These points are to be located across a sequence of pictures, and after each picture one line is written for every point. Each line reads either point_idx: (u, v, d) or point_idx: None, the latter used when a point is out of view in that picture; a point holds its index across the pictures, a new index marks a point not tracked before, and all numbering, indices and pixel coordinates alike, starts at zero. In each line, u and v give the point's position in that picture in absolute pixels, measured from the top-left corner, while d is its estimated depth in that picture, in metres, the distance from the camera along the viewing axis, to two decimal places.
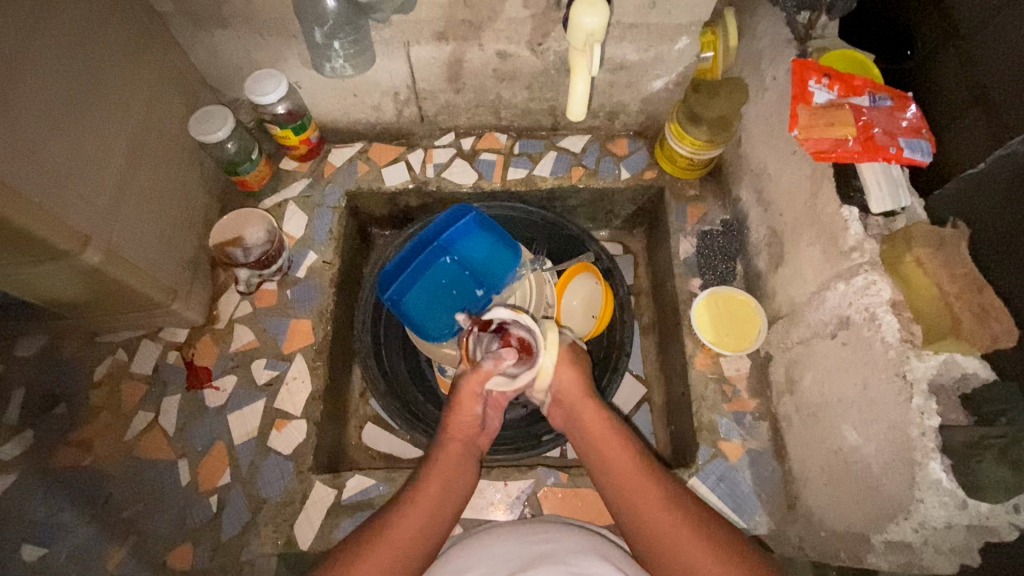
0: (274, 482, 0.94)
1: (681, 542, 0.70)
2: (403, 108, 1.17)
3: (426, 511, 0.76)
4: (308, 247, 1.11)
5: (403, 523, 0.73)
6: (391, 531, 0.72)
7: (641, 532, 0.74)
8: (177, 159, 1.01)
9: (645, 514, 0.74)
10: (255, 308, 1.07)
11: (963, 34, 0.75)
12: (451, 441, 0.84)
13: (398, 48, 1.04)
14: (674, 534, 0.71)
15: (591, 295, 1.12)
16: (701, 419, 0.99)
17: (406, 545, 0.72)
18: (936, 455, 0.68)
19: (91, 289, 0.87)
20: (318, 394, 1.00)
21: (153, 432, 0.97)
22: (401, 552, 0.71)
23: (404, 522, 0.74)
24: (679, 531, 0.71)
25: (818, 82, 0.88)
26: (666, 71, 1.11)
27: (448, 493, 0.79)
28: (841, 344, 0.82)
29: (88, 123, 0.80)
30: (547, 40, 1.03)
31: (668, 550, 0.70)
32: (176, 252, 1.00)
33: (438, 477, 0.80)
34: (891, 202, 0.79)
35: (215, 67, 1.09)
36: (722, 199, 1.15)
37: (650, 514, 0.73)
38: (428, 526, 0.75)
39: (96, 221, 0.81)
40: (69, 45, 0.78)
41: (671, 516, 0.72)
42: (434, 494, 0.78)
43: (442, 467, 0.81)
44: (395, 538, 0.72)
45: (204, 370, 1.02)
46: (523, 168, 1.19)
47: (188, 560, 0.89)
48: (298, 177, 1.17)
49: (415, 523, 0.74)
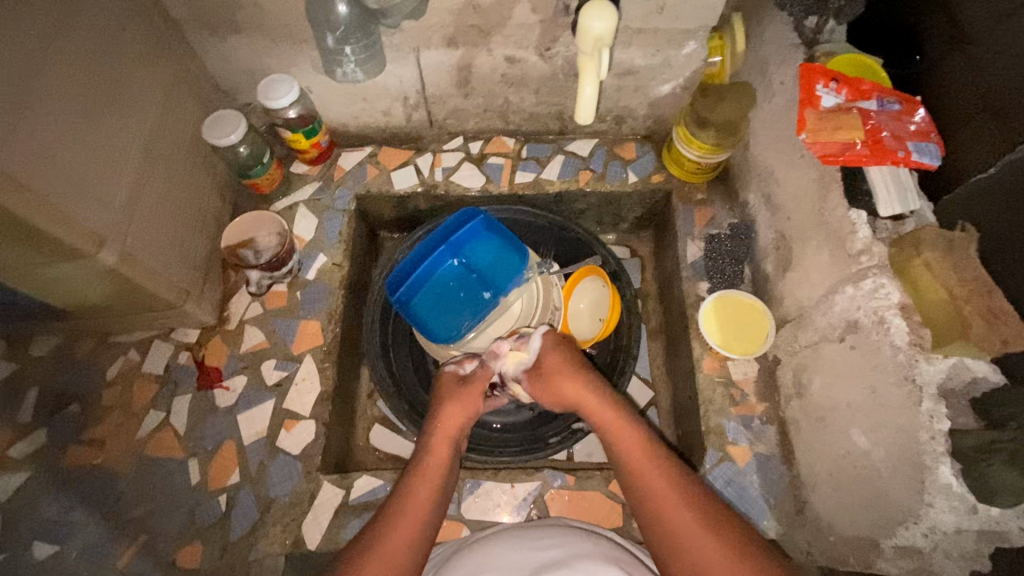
0: (283, 483, 0.94)
1: (683, 538, 0.69)
2: (412, 112, 1.18)
3: (418, 520, 0.75)
4: (318, 249, 1.12)
5: (396, 535, 0.73)
6: (384, 546, 0.72)
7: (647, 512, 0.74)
8: (190, 163, 1.03)
9: (647, 497, 0.74)
10: (266, 309, 1.08)
11: (973, 40, 0.76)
12: (438, 445, 0.85)
13: (408, 53, 1.05)
14: (671, 523, 0.71)
15: (598, 297, 1.12)
16: (709, 423, 0.98)
17: (397, 555, 0.72)
18: (946, 459, 0.70)
19: (107, 290, 0.88)
20: (327, 395, 1.01)
21: (165, 431, 0.98)
22: (397, 562, 0.71)
23: (397, 534, 0.73)
24: (680, 525, 0.70)
25: (826, 86, 0.88)
26: (674, 76, 1.11)
27: (439, 499, 0.79)
28: (849, 347, 0.82)
29: (104, 129, 0.82)
30: (555, 46, 1.04)
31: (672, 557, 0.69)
32: (188, 253, 1.01)
33: (428, 484, 0.80)
34: (900, 206, 0.79)
35: (228, 72, 1.10)
36: (730, 203, 1.14)
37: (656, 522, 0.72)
38: (423, 535, 0.75)
39: (111, 223, 0.82)
40: (87, 52, 0.80)
41: (666, 501, 0.72)
42: (424, 503, 0.78)
43: (430, 472, 0.81)
44: (390, 551, 0.72)
45: (214, 370, 1.03)
46: (531, 172, 1.20)
47: (198, 558, 0.89)
48: (309, 180, 1.19)
49: (408, 533, 0.74)
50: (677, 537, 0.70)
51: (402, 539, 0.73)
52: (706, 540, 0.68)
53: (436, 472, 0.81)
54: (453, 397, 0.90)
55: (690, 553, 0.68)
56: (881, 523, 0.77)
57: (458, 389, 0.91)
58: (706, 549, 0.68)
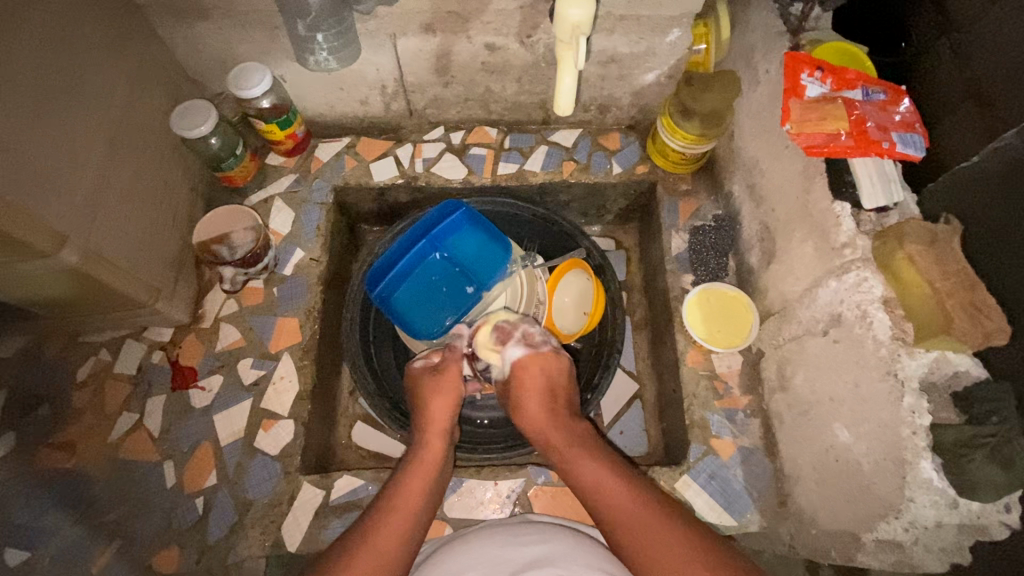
0: (262, 483, 0.93)
1: (644, 527, 0.72)
2: (391, 102, 1.15)
3: (408, 513, 0.75)
4: (295, 244, 1.10)
5: (385, 527, 0.73)
6: (374, 537, 0.72)
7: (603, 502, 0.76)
8: (159, 156, 0.99)
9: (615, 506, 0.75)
10: (241, 306, 1.05)
11: (959, 26, 0.75)
12: (430, 442, 0.86)
13: (385, 40, 1.02)
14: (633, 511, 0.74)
15: (582, 290, 1.11)
16: (692, 417, 0.98)
17: (388, 550, 0.71)
18: (926, 455, 0.69)
19: (72, 289, 0.85)
20: (306, 394, 0.99)
21: (139, 433, 0.96)
22: (384, 557, 0.70)
23: (387, 528, 0.73)
24: (644, 514, 0.73)
25: (811, 75, 0.86)
26: (658, 64, 1.09)
27: (430, 493, 0.80)
28: (832, 341, 0.81)
29: (63, 122, 0.78)
30: (536, 33, 1.02)
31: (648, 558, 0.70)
32: (159, 250, 0.98)
33: (418, 477, 0.80)
34: (885, 198, 0.78)
35: (198, 61, 1.06)
36: (714, 193, 1.13)
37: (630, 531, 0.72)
38: (413, 532, 0.75)
39: (74, 221, 0.79)
40: (43, 40, 0.76)
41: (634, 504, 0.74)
42: (413, 497, 0.78)
43: (420, 468, 0.82)
44: (379, 545, 0.71)
45: (189, 370, 1.00)
46: (514, 163, 1.17)
47: (175, 562, 0.88)
48: (285, 172, 1.16)
49: (399, 525, 0.74)
50: (637, 526, 0.72)
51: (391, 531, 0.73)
52: (678, 533, 0.71)
53: (425, 469, 0.82)
54: (438, 391, 0.91)
55: (655, 539, 0.70)
56: (863, 517, 0.77)
57: (440, 382, 0.92)
58: (675, 539, 0.70)
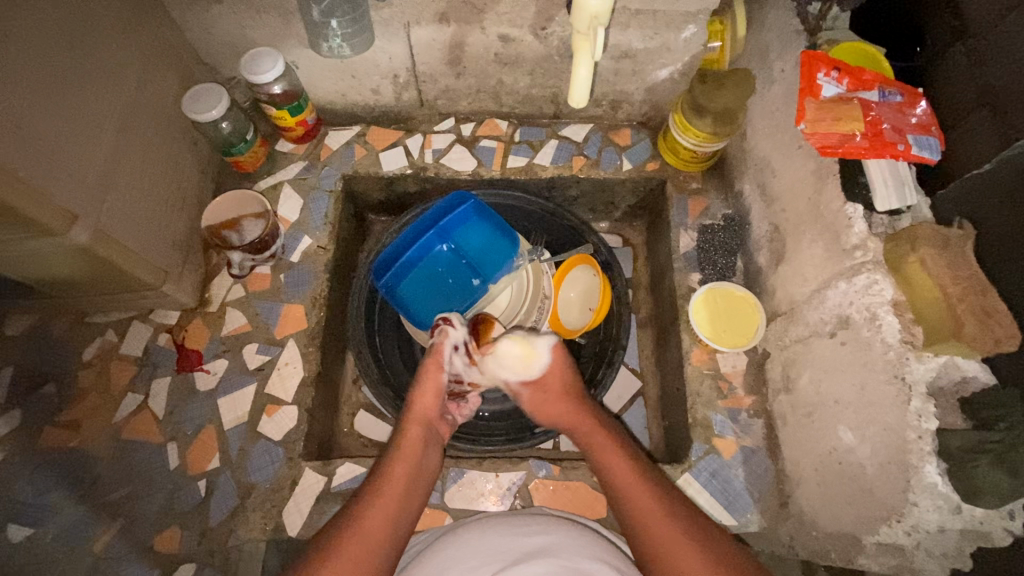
0: (264, 468, 0.93)
1: (662, 529, 0.72)
2: (402, 91, 1.15)
3: (392, 500, 0.76)
4: (303, 231, 1.10)
5: (374, 512, 0.74)
6: (365, 522, 0.72)
7: (627, 504, 0.77)
8: (169, 139, 0.99)
9: (641, 515, 0.75)
10: (248, 291, 1.05)
11: (976, 33, 0.73)
12: (410, 430, 0.86)
13: (398, 29, 1.01)
14: (639, 497, 0.76)
15: (589, 286, 1.13)
16: (695, 415, 0.97)
17: (376, 534, 0.71)
18: (931, 459, 0.69)
19: (82, 269, 0.86)
20: (310, 380, 0.99)
21: (144, 414, 0.96)
22: (373, 546, 0.70)
23: (374, 511, 0.73)
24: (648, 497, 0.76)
25: (828, 75, 0.85)
26: (672, 61, 1.08)
27: (414, 479, 0.81)
28: (839, 343, 0.81)
29: (77, 102, 0.78)
30: (551, 25, 1.01)
31: (670, 562, 0.69)
32: (167, 232, 0.98)
33: (402, 462, 0.81)
34: (897, 201, 0.78)
35: (211, 45, 1.06)
36: (723, 192, 1.13)
37: (663, 533, 0.72)
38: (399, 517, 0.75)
39: (86, 201, 0.79)
40: (58, 19, 0.76)
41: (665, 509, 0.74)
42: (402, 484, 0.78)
43: (404, 453, 0.83)
44: (368, 526, 0.71)
45: (195, 353, 1.00)
46: (523, 156, 1.17)
47: (176, 543, 0.89)
48: (294, 159, 1.16)
49: (390, 510, 0.74)
50: (656, 521, 0.73)
51: (379, 517, 0.73)
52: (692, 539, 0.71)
53: (411, 452, 0.83)
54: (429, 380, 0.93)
55: (658, 529, 0.72)
56: (865, 519, 0.76)
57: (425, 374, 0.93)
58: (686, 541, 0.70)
